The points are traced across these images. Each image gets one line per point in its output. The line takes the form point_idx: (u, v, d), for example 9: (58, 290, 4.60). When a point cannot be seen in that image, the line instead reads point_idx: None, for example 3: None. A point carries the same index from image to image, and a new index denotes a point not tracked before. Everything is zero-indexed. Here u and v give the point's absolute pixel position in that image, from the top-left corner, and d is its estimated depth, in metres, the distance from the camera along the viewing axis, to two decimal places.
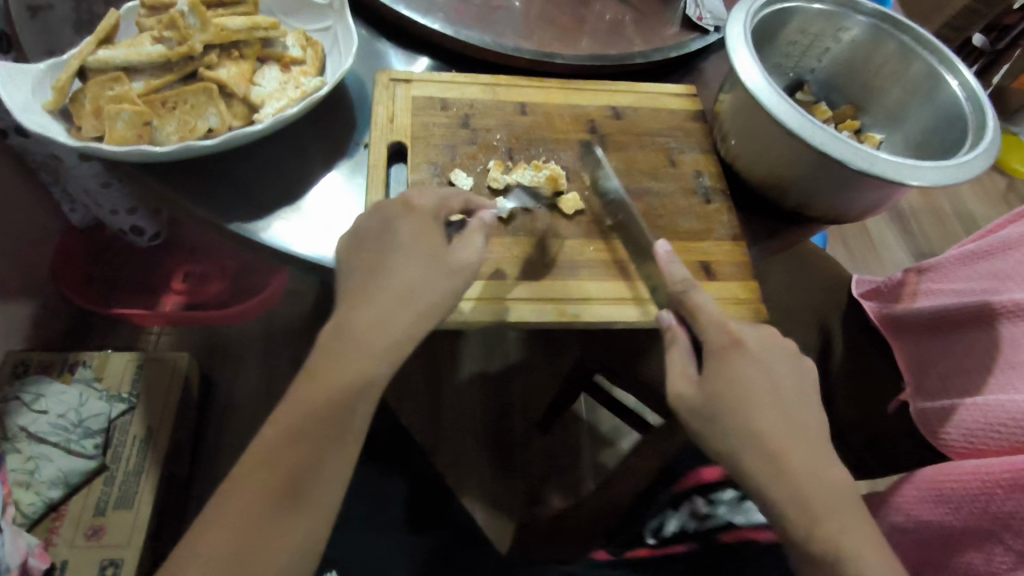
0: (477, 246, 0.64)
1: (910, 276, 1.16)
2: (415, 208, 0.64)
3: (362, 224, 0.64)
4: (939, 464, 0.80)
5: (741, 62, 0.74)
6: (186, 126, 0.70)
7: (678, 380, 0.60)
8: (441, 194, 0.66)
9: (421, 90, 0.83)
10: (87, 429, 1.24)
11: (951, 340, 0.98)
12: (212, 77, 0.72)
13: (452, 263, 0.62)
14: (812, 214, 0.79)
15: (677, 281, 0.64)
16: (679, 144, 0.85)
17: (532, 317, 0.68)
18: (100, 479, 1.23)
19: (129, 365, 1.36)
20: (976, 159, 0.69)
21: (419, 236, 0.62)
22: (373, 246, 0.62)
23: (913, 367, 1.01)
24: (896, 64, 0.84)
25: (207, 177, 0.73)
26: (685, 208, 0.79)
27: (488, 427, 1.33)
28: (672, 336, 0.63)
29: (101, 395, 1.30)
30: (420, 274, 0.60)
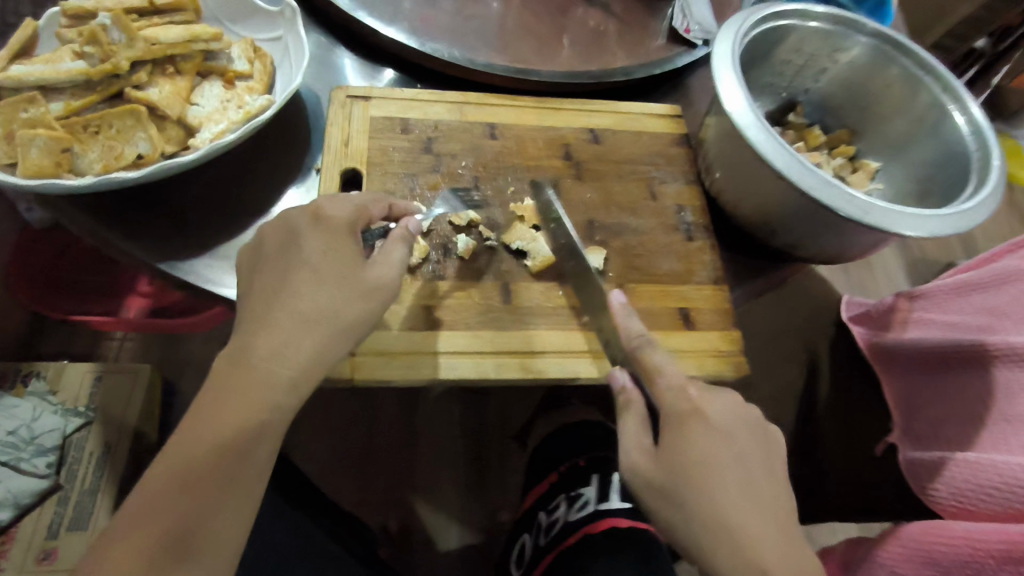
0: (393, 263, 0.57)
1: (902, 302, 1.11)
2: (323, 216, 0.56)
3: (267, 233, 0.56)
4: (928, 521, 0.76)
5: (726, 89, 0.67)
6: (112, 153, 0.63)
7: (635, 453, 0.55)
8: (356, 200, 0.59)
9: (380, 108, 0.76)
10: (39, 448, 1.10)
11: (944, 381, 0.94)
12: (141, 98, 0.64)
13: (371, 284, 0.55)
14: (800, 254, 0.74)
15: (634, 336, 0.60)
16: (662, 173, 0.79)
17: (489, 371, 0.63)
18: (53, 499, 1.11)
19: (87, 377, 1.21)
20: (980, 205, 0.63)
21: (329, 254, 0.54)
22: (274, 258, 0.55)
23: (903, 408, 1.00)
24: (896, 90, 0.77)
25: (140, 207, 0.67)
26: (665, 246, 0.74)
27: (457, 448, 1.24)
28: (626, 400, 0.58)
29: (56, 408, 1.15)
30: (334, 299, 0.53)
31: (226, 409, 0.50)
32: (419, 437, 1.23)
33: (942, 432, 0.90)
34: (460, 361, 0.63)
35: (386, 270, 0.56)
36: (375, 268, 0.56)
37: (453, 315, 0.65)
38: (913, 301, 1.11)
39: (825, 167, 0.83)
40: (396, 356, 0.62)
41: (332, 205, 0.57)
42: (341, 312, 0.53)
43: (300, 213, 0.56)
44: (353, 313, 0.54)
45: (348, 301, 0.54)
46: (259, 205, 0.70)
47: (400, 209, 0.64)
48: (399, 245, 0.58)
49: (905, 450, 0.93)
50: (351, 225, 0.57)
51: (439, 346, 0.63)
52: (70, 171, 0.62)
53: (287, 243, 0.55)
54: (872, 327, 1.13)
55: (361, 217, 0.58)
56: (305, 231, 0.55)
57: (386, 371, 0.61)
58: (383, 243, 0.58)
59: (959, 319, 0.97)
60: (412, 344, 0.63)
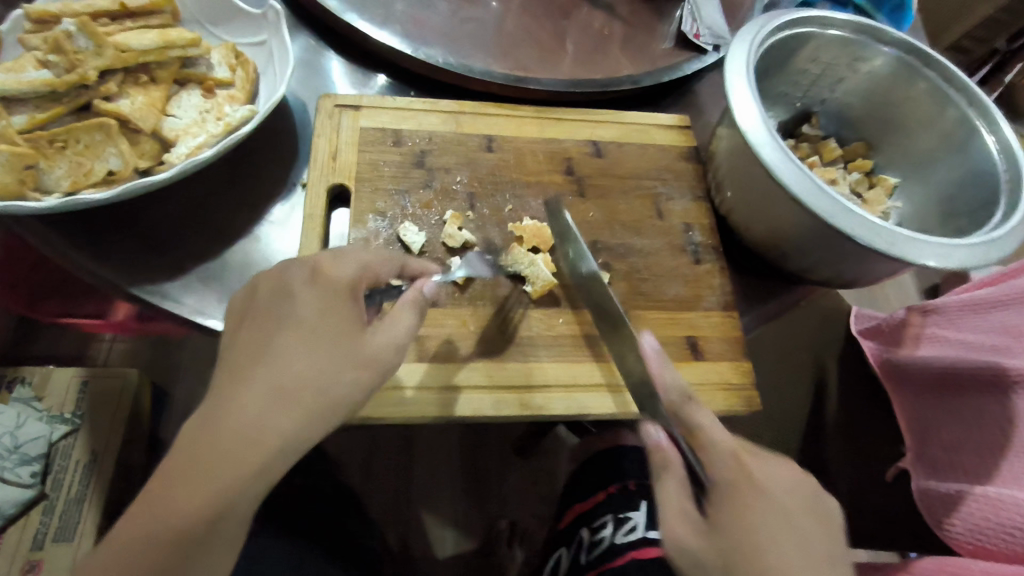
0: (404, 330, 0.51)
1: (913, 316, 1.06)
2: (322, 275, 0.50)
3: (259, 280, 0.50)
4: (942, 557, 0.72)
5: (741, 103, 0.63)
6: (80, 169, 0.58)
7: (678, 524, 0.46)
8: (363, 258, 0.53)
9: (371, 118, 0.72)
10: (25, 457, 1.04)
11: (960, 406, 0.91)
12: (112, 111, 0.60)
13: (369, 351, 0.49)
14: (814, 279, 0.69)
15: (674, 393, 0.52)
16: (668, 189, 0.75)
17: (484, 407, 0.59)
18: (38, 509, 1.05)
19: (74, 383, 1.15)
20: (1010, 237, 0.59)
21: (325, 316, 0.48)
22: (263, 315, 0.48)
23: (916, 433, 0.95)
24: (920, 103, 0.73)
25: (112, 227, 0.62)
26: (671, 269, 0.70)
27: (459, 474, 1.20)
28: (662, 460, 0.48)
29: (42, 415, 1.09)
30: (327, 367, 0.47)
31: (194, 471, 0.42)
32: (419, 460, 1.19)
33: (958, 460, 0.87)
34: (453, 396, 0.59)
35: (387, 338, 0.50)
36: (375, 334, 0.50)
37: (446, 344, 0.61)
38: (927, 315, 1.04)
39: (842, 184, 0.78)
40: (384, 391, 0.58)
41: (331, 260, 0.51)
42: (333, 382, 0.47)
43: (297, 268, 0.50)
44: (346, 384, 0.47)
45: (341, 371, 0.47)
46: (241, 224, 0.66)
47: (413, 267, 0.58)
48: (409, 312, 0.52)
49: (923, 483, 0.89)
50: (353, 287, 0.51)
51: (432, 380, 0.60)
52: (35, 188, 0.57)
53: (278, 300, 0.49)
54: (882, 342, 1.04)
55: (366, 276, 0.52)
56: (301, 288, 0.49)
57: (373, 407, 0.58)
58: (392, 309, 0.52)
59: (975, 339, 0.92)
60: (401, 377, 0.59)
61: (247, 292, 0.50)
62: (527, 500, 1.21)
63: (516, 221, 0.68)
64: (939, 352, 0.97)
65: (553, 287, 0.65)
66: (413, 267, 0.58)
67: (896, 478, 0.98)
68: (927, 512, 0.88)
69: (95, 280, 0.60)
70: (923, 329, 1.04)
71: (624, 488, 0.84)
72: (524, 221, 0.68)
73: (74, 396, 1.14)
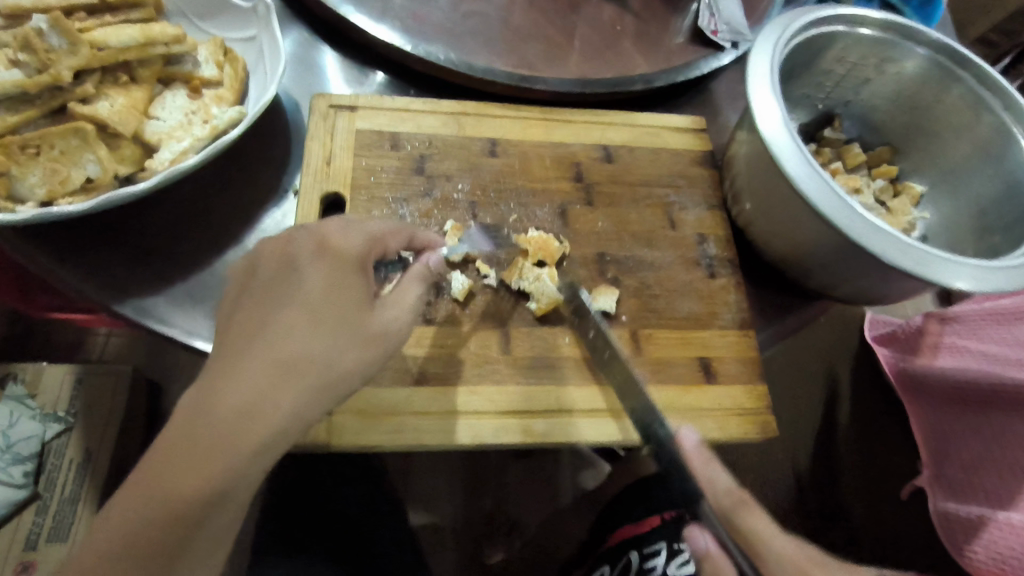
0: (409, 311, 0.48)
1: (930, 323, 1.00)
2: (330, 247, 0.45)
3: (261, 251, 0.45)
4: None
5: (762, 107, 0.58)
6: (56, 176, 0.54)
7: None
8: (371, 229, 0.49)
9: (367, 120, 0.67)
10: (18, 457, 0.99)
11: (979, 422, 0.90)
12: (89, 114, 0.55)
13: (374, 324, 0.45)
14: (838, 295, 0.66)
15: (723, 496, 0.50)
16: (681, 198, 0.71)
17: (486, 434, 0.56)
18: (32, 508, 0.99)
19: (66, 381, 1.08)
20: None
21: (330, 288, 0.44)
22: (265, 284, 0.43)
23: (936, 447, 0.99)
24: (951, 108, 0.68)
25: (92, 236, 0.59)
26: (684, 284, 0.66)
27: (458, 475, 1.14)
28: (713, 569, 0.47)
29: (34, 414, 1.03)
30: (333, 341, 0.42)
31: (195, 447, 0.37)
32: (416, 476, 1.12)
33: (976, 483, 0.89)
34: (453, 423, 0.56)
35: (395, 313, 0.46)
36: (385, 307, 0.46)
37: (444, 366, 0.58)
38: (945, 324, 0.97)
39: (866, 192, 0.74)
40: (379, 417, 0.55)
41: (337, 229, 0.47)
42: (341, 354, 0.42)
43: (299, 235, 0.46)
44: (352, 357, 0.43)
45: (347, 343, 0.43)
46: (232, 234, 0.62)
47: (422, 239, 0.55)
48: (414, 284, 0.49)
49: (941, 501, 0.95)
50: (360, 258, 0.47)
51: (430, 405, 0.56)
52: (8, 197, 0.53)
53: (280, 272, 0.44)
54: (898, 349, 1.06)
55: (374, 247, 0.48)
56: (309, 259, 0.44)
57: (367, 434, 0.55)
58: (397, 280, 0.49)
59: (1003, 353, 0.87)
60: (398, 403, 0.56)
61: (249, 259, 0.45)
62: (529, 504, 1.14)
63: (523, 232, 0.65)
64: (958, 365, 0.92)
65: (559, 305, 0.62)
66: (423, 236, 0.55)
67: (912, 496, 1.06)
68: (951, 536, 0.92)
69: (77, 295, 0.56)
70: (942, 338, 0.98)
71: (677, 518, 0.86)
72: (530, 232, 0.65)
73: (67, 394, 1.07)
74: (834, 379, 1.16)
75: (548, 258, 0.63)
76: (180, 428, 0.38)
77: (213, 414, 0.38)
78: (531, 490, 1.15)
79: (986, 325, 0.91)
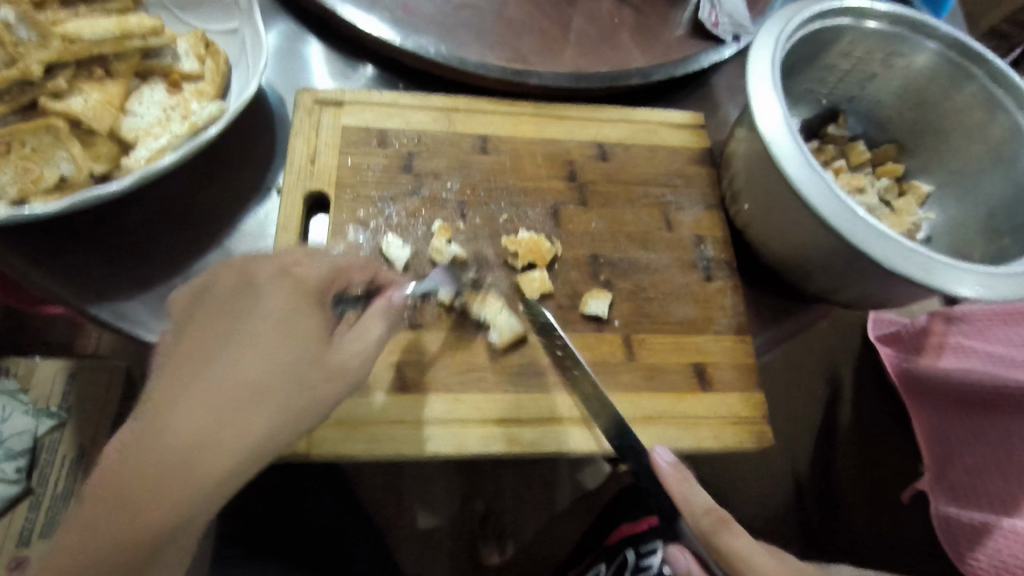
0: (369, 345, 0.45)
1: (936, 323, 0.99)
2: (291, 274, 0.42)
3: (220, 271, 0.42)
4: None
5: (762, 104, 0.56)
6: (27, 175, 0.52)
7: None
8: (336, 260, 0.45)
9: (354, 116, 0.65)
10: (11, 452, 0.95)
11: (982, 421, 0.87)
12: (62, 109, 0.54)
13: (336, 357, 0.42)
14: (839, 299, 0.63)
15: (702, 517, 0.47)
16: (678, 197, 0.68)
17: (471, 443, 0.55)
18: (23, 505, 0.96)
19: (60, 375, 1.03)
20: None
21: (292, 316, 0.41)
22: (220, 307, 0.40)
23: (937, 451, 0.96)
24: (958, 106, 0.66)
25: (69, 236, 0.57)
26: (680, 287, 0.64)
27: (455, 476, 1.12)
28: None
29: (27, 408, 0.99)
30: (291, 377, 0.39)
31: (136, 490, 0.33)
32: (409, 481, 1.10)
33: (978, 486, 0.85)
34: (437, 432, 0.54)
35: (356, 349, 0.44)
36: (346, 341, 0.44)
37: (430, 372, 0.56)
38: (951, 323, 0.97)
39: (870, 192, 0.72)
40: (361, 426, 0.54)
41: (297, 257, 0.44)
42: (300, 390, 0.40)
43: (261, 260, 0.43)
44: (310, 394, 0.40)
45: (307, 378, 0.40)
46: (214, 235, 0.60)
47: (383, 278, 0.51)
48: (378, 321, 0.46)
49: (942, 506, 0.92)
50: (324, 285, 0.44)
51: (414, 412, 0.55)
52: None
53: (237, 296, 0.40)
54: (901, 350, 1.02)
55: (339, 276, 0.46)
56: (271, 284, 0.41)
57: (349, 444, 0.53)
58: (357, 318, 0.46)
59: (1014, 355, 0.87)
60: (380, 411, 0.54)
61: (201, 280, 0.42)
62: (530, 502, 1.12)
63: (513, 233, 0.63)
64: (964, 365, 0.90)
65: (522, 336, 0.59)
66: (387, 276, 0.51)
67: (911, 502, 1.03)
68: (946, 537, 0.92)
69: (53, 299, 0.55)
70: (947, 338, 0.98)
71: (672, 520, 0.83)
72: (522, 232, 0.63)
73: (60, 389, 1.02)
74: (835, 386, 1.10)
75: (536, 260, 0.61)
76: (116, 469, 0.34)
77: (154, 456, 0.34)
78: (527, 494, 1.13)
79: (996, 325, 0.90)
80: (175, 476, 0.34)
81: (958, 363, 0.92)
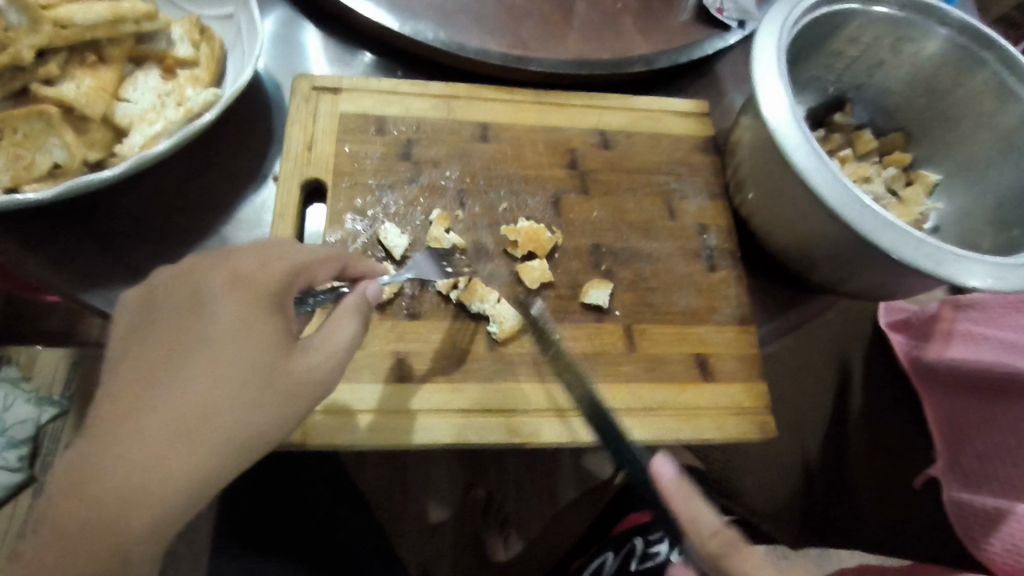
0: (345, 343, 0.43)
1: (945, 307, 0.90)
2: (243, 279, 0.40)
3: (178, 277, 0.41)
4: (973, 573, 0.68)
5: (767, 92, 0.54)
6: (20, 162, 0.52)
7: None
8: (298, 259, 0.43)
9: (352, 103, 0.64)
10: (13, 441, 0.96)
11: (1000, 410, 0.81)
12: (54, 96, 0.53)
13: (296, 371, 0.40)
14: (845, 289, 0.62)
15: (709, 538, 0.43)
16: (681, 186, 0.67)
17: (469, 434, 0.54)
18: (27, 492, 0.97)
19: (62, 364, 1.03)
20: None
21: (246, 330, 0.39)
22: (172, 321, 0.39)
23: (950, 436, 0.88)
24: (968, 93, 0.65)
25: (64, 223, 0.56)
26: (683, 277, 0.63)
27: (459, 467, 1.12)
28: None
29: (29, 397, 0.99)
30: (244, 395, 0.38)
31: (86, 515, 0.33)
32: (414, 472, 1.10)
33: (1000, 474, 0.77)
34: (435, 422, 0.54)
35: (320, 359, 0.42)
36: (309, 350, 0.42)
37: (429, 362, 0.56)
38: (960, 309, 0.87)
39: (876, 181, 0.70)
40: (359, 415, 0.53)
41: (252, 261, 0.42)
42: (254, 409, 0.38)
43: (214, 263, 0.41)
44: (266, 412, 0.39)
45: (262, 395, 0.39)
46: (208, 223, 0.59)
47: (355, 267, 0.50)
48: (351, 317, 0.44)
49: (956, 491, 0.84)
50: (286, 287, 0.42)
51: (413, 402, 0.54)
52: None
53: (189, 310, 0.39)
54: (913, 337, 0.93)
55: (298, 278, 0.43)
56: (224, 295, 0.40)
57: (347, 434, 0.53)
58: (329, 314, 0.44)
59: None
60: (380, 400, 0.54)
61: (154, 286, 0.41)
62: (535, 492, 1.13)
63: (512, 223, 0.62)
64: (973, 356, 0.83)
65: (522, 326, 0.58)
66: (355, 267, 0.50)
67: (923, 485, 0.93)
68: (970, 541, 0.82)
69: (35, 281, 0.54)
70: (956, 324, 0.88)
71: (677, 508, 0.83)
72: (520, 222, 0.62)
73: (63, 377, 1.02)
74: (845, 371, 0.96)
75: (535, 249, 0.60)
76: (70, 496, 0.34)
77: (106, 482, 0.34)
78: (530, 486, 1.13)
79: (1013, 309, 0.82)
80: (124, 503, 0.34)
81: (966, 353, 0.84)
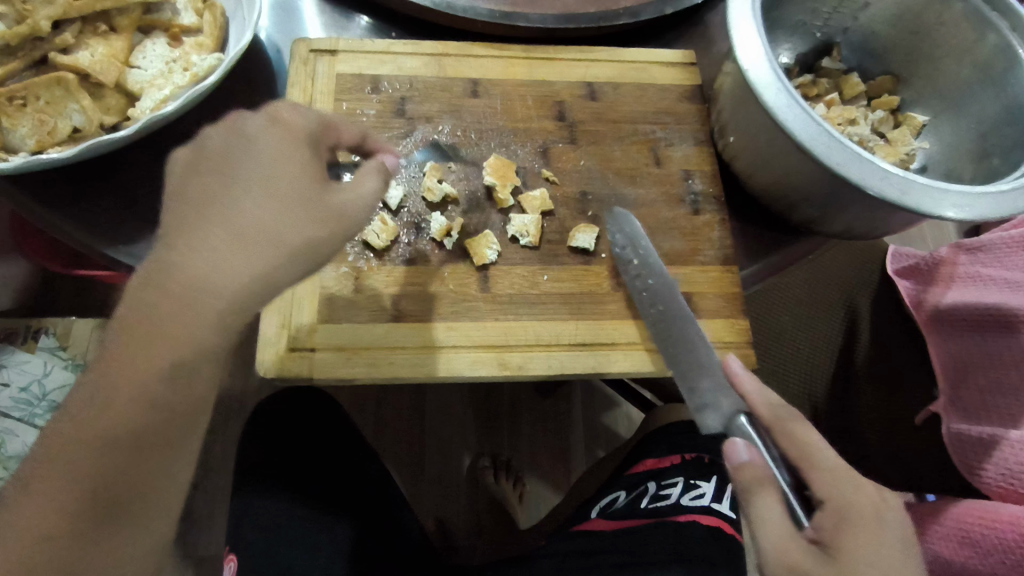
0: (364, 192, 0.46)
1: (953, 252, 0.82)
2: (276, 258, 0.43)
3: (235, 136, 0.44)
4: (972, 500, 0.66)
5: (742, 37, 0.56)
6: (43, 128, 0.56)
7: (792, 548, 0.44)
8: (321, 112, 0.48)
9: (348, 64, 0.67)
10: (55, 404, 0.96)
11: (1003, 345, 0.71)
12: (70, 63, 0.57)
13: (292, 228, 0.42)
14: (826, 229, 0.64)
15: (765, 406, 0.52)
16: (668, 134, 0.70)
17: (461, 367, 0.58)
18: None
19: (97, 334, 1.02)
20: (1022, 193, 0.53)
21: (263, 185, 0.43)
22: None
23: (951, 371, 0.74)
24: (954, 29, 0.65)
25: (87, 184, 0.61)
26: (668, 221, 0.66)
27: (472, 427, 1.18)
28: (756, 477, 0.47)
29: (67, 363, 0.99)
30: (247, 257, 0.40)
31: (108, 374, 0.38)
32: (428, 434, 1.16)
33: (996, 403, 0.69)
34: (432, 357, 0.59)
35: (349, 200, 0.45)
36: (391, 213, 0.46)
37: (425, 304, 0.60)
38: (969, 253, 0.80)
39: (862, 123, 0.71)
40: (359, 351, 0.58)
41: (285, 129, 0.46)
42: (247, 261, 0.40)
43: (273, 112, 0.46)
44: None
45: (258, 250, 0.41)
46: None
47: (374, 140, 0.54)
48: (370, 176, 0.47)
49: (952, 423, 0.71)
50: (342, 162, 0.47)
51: (413, 341, 0.59)
52: (2, 148, 0.56)
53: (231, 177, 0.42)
54: (919, 282, 0.83)
55: (328, 132, 0.48)
56: (249, 168, 0.43)
57: (349, 368, 0.58)
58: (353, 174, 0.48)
59: None
60: (383, 338, 0.59)
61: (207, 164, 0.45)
62: (549, 447, 1.18)
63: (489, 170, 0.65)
64: (982, 295, 0.74)
65: (514, 267, 0.62)
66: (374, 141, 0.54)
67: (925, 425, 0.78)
68: (950, 454, 0.71)
69: (54, 230, 0.59)
70: (959, 268, 0.80)
71: (697, 458, 0.84)
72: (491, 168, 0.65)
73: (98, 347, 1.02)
74: (852, 311, 0.87)
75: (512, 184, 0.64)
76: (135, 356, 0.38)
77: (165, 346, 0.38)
78: (540, 448, 1.18)
79: None
80: (143, 359, 0.38)
81: (974, 293, 0.76)
